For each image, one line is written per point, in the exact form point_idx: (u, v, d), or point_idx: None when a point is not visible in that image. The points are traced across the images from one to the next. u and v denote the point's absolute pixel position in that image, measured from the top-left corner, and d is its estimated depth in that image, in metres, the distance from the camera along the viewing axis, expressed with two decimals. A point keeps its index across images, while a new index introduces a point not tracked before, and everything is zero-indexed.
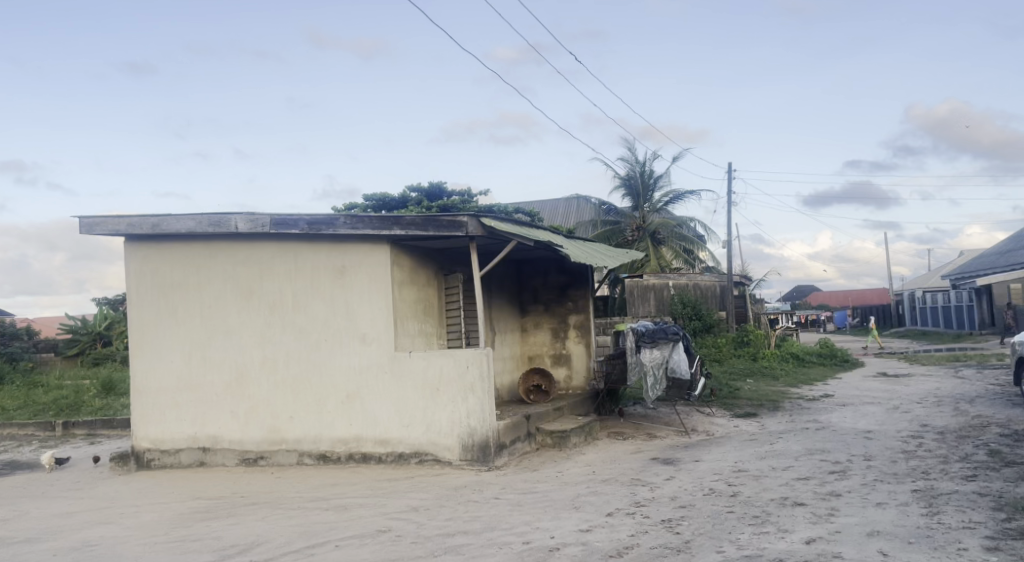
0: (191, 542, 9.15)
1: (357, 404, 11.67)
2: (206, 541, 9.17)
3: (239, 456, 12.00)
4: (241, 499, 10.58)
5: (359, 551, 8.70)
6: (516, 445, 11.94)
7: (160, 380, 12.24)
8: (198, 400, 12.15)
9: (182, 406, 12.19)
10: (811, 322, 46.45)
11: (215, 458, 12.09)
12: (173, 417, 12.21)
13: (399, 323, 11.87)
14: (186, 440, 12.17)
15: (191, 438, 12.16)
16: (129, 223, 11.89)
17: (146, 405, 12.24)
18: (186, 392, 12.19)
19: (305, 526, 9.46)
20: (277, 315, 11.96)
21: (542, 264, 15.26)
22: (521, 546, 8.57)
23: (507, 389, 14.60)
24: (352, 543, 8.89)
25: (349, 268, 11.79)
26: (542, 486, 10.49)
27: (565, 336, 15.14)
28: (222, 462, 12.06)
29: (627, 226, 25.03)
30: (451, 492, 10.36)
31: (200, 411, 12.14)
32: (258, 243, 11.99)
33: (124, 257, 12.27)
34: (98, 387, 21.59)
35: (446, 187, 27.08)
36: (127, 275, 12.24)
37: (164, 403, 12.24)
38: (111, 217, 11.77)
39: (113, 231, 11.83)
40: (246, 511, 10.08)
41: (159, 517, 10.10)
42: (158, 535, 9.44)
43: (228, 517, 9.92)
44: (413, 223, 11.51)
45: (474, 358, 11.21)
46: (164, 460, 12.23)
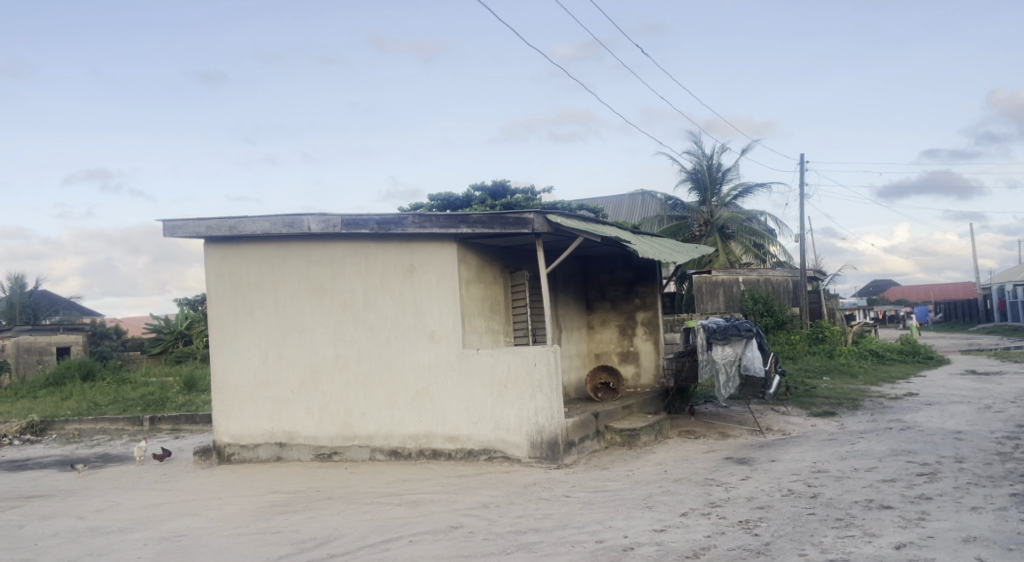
0: (271, 535, 9.21)
1: (427, 401, 11.66)
2: (286, 534, 9.22)
3: (314, 451, 12.06)
4: (316, 494, 10.62)
5: (434, 546, 8.66)
6: (585, 443, 11.79)
7: (239, 377, 12.38)
8: (275, 397, 12.24)
9: (259, 402, 12.30)
10: (890, 318, 45.68)
11: (292, 453, 12.16)
12: (251, 412, 12.33)
13: (467, 321, 11.82)
14: (264, 435, 12.27)
15: (268, 433, 12.26)
16: (208, 225, 12.06)
17: (227, 402, 12.40)
18: (263, 389, 12.29)
19: (379, 521, 9.46)
20: (348, 314, 11.98)
21: (608, 261, 15.11)
22: (594, 546, 8.43)
23: (574, 387, 14.51)
24: (425, 539, 8.86)
25: (418, 267, 11.76)
26: (612, 485, 10.32)
27: (632, 334, 14.94)
28: (299, 457, 12.13)
29: (693, 221, 24.70)
30: (522, 490, 10.26)
31: (276, 407, 12.23)
32: (330, 244, 12.03)
33: (204, 258, 12.43)
34: (180, 383, 22.03)
35: (510, 185, 27.06)
36: (207, 275, 12.40)
37: (243, 399, 12.36)
38: (192, 220, 11.96)
39: (194, 234, 12.02)
40: (322, 505, 10.11)
41: (240, 510, 10.20)
42: (239, 527, 9.53)
43: (306, 511, 9.96)
44: (480, 221, 11.41)
45: (541, 355, 11.06)
46: (243, 454, 12.35)
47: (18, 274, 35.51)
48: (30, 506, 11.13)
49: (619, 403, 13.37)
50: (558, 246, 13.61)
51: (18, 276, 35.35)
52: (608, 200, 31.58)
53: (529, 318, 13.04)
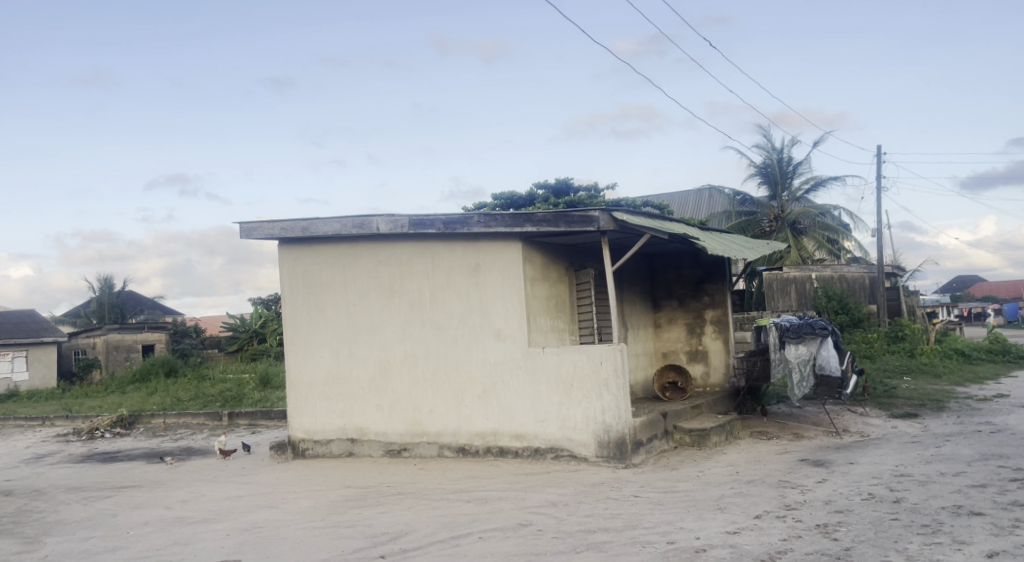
0: (344, 529, 9.25)
1: (493, 399, 11.53)
2: (359, 528, 9.26)
3: (385, 448, 12.04)
4: (387, 489, 10.59)
5: (503, 543, 8.59)
6: (654, 443, 11.55)
7: (312, 374, 12.43)
8: (346, 394, 12.25)
9: (331, 398, 12.33)
10: (975, 315, 44.32)
11: (363, 449, 12.16)
12: (324, 408, 12.36)
13: (533, 319, 11.65)
14: (336, 431, 12.30)
15: (340, 429, 12.28)
16: (282, 227, 12.20)
17: (300, 398, 12.46)
18: (335, 386, 12.31)
19: (449, 517, 9.40)
20: (417, 313, 11.95)
21: (675, 257, 14.82)
22: (665, 546, 8.23)
23: (641, 386, 14.29)
24: (495, 536, 8.79)
25: (484, 266, 11.64)
26: (682, 485, 10.09)
27: (701, 332, 14.63)
28: (370, 453, 12.12)
29: (764, 216, 24.21)
30: (590, 489, 10.07)
31: (348, 403, 12.24)
32: (398, 244, 12.01)
33: (278, 258, 12.53)
34: (256, 381, 22.35)
35: (574, 183, 26.89)
36: (281, 275, 12.49)
37: (316, 396, 12.40)
38: (266, 222, 12.12)
39: (268, 235, 12.17)
40: (393, 501, 10.09)
41: (314, 503, 10.25)
42: (313, 520, 9.60)
43: (377, 506, 9.96)
44: (545, 219, 11.24)
45: (607, 354, 10.84)
46: (317, 450, 12.38)
47: (107, 276, 36.60)
48: (120, 496, 11.43)
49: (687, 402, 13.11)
50: (623, 243, 13.39)
51: (106, 277, 36.47)
52: (673, 197, 31.21)
53: (594, 317, 12.81)
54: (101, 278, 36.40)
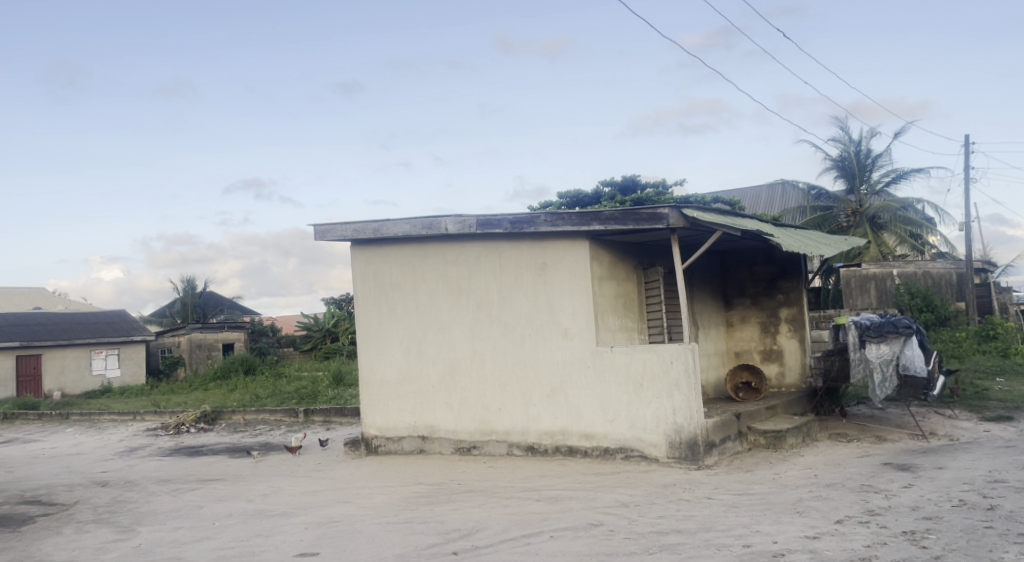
0: (417, 525, 9.13)
1: (562, 398, 11.29)
2: (432, 524, 9.12)
3: (455, 445, 11.89)
4: (458, 486, 10.43)
5: (574, 543, 8.36)
6: (727, 445, 11.19)
7: (383, 373, 12.37)
8: (418, 392, 12.16)
9: (402, 397, 12.25)
10: None
11: (434, 446, 12.04)
12: (395, 406, 12.29)
13: (601, 318, 11.37)
14: (407, 428, 12.21)
15: (411, 426, 12.19)
16: (355, 229, 12.22)
17: (372, 395, 12.41)
18: (406, 384, 12.23)
19: (519, 515, 9.21)
20: (485, 312, 11.78)
21: (748, 254, 14.41)
22: (741, 549, 7.93)
23: (712, 386, 13.95)
24: (566, 535, 8.57)
25: (551, 265, 11.41)
26: (758, 487, 9.73)
27: (776, 331, 14.19)
28: (440, 451, 11.99)
29: (841, 211, 23.55)
30: (661, 490, 9.77)
31: (419, 401, 12.15)
32: (465, 244, 11.87)
33: (350, 259, 12.51)
34: (329, 378, 22.43)
35: (641, 180, 26.49)
36: (354, 275, 12.47)
37: (387, 393, 12.34)
38: (339, 223, 12.14)
39: (341, 237, 12.20)
40: (464, 498, 9.93)
41: (387, 499, 10.14)
42: (387, 516, 9.50)
43: (449, 503, 9.81)
44: (612, 218, 10.96)
45: (678, 353, 10.50)
46: (389, 446, 12.31)
47: (190, 278, 37.22)
48: (206, 488, 11.49)
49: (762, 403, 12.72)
50: (694, 240, 13.04)
51: (191, 278, 37.22)
52: (744, 193, 30.59)
53: (664, 316, 12.47)
54: (185, 280, 37.14)
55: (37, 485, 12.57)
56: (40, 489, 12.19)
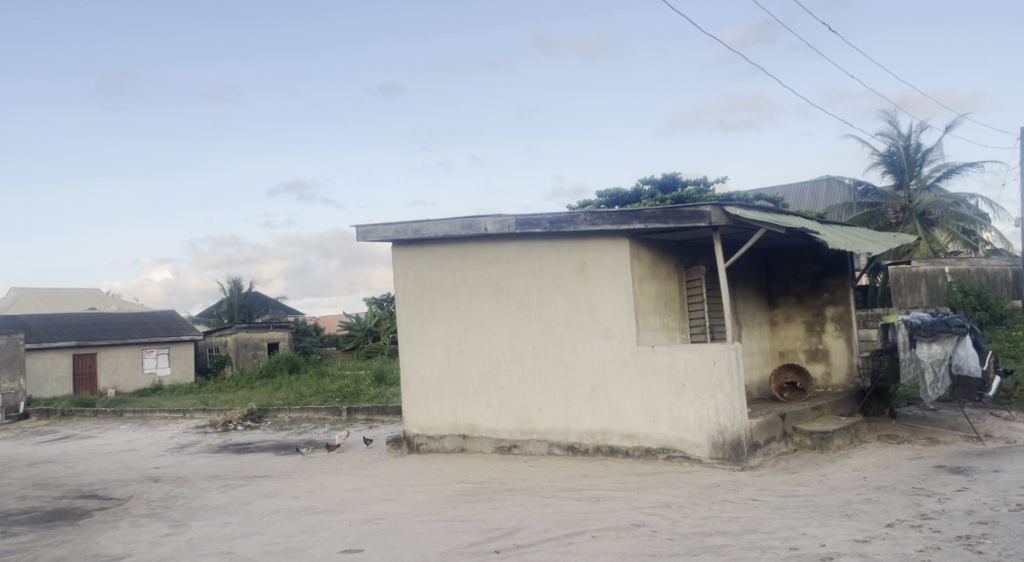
0: (459, 523, 9.02)
1: (602, 398, 11.12)
2: (474, 522, 9.00)
3: (495, 444, 11.78)
4: (499, 485, 10.30)
5: (617, 543, 8.20)
6: (771, 446, 10.95)
7: (424, 372, 12.28)
8: (458, 391, 12.06)
9: (444, 396, 12.16)
10: None
11: (474, 445, 11.93)
12: (436, 405, 12.21)
13: (642, 317, 11.16)
14: (448, 427, 12.12)
15: (452, 424, 12.09)
16: (395, 230, 12.15)
17: (413, 394, 12.34)
18: (447, 383, 12.14)
19: (561, 515, 9.05)
20: (525, 312, 11.64)
21: (792, 252, 14.14)
22: (788, 552, 7.72)
23: (756, 386, 13.69)
24: (609, 535, 8.41)
25: (591, 264, 11.23)
26: (805, 489, 9.48)
27: (821, 330, 13.89)
28: (481, 449, 11.88)
29: (889, 207, 23.10)
30: (705, 491, 9.56)
31: (459, 400, 12.05)
32: (505, 244, 11.74)
33: (391, 259, 12.45)
34: (372, 377, 22.41)
35: (681, 177, 26.24)
36: (395, 275, 12.41)
37: (428, 392, 12.26)
38: (380, 224, 12.09)
39: (382, 238, 12.14)
40: (506, 497, 9.80)
41: (429, 497, 10.04)
42: (429, 513, 9.39)
43: (491, 501, 9.68)
44: (653, 216, 10.74)
45: (720, 353, 10.27)
46: (431, 445, 12.23)
47: (236, 278, 37.59)
48: (253, 484, 11.48)
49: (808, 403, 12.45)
50: (737, 238, 12.80)
51: (237, 278, 37.56)
52: (786, 190, 30.15)
53: (706, 315, 12.22)
54: (230, 280, 37.53)
55: (92, 480, 12.66)
56: (95, 484, 12.27)
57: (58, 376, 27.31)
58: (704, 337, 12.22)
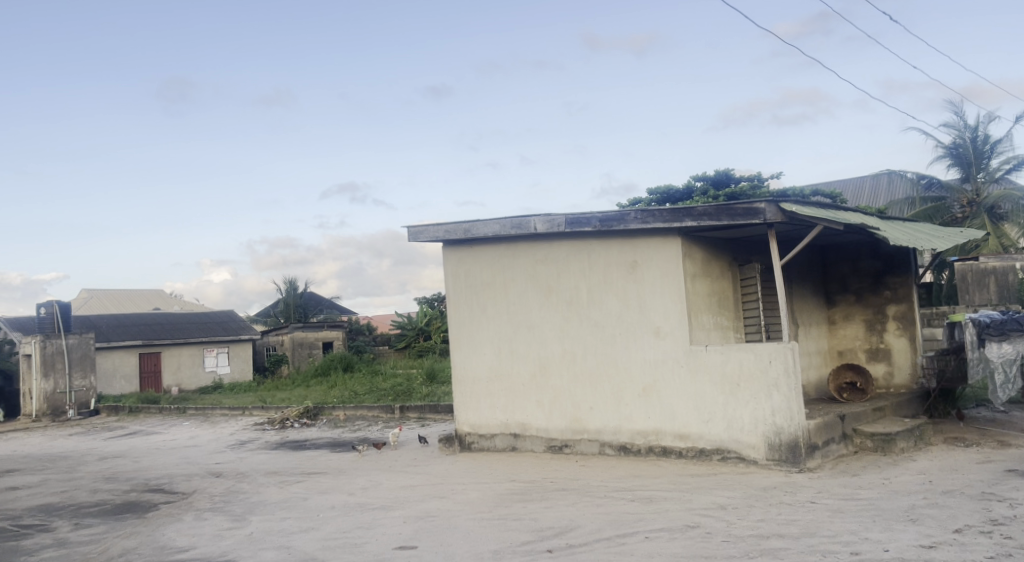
0: (512, 522, 8.81)
1: (655, 398, 10.82)
2: (526, 522, 8.78)
3: (546, 443, 11.54)
4: (550, 484, 10.07)
5: (671, 544, 7.92)
6: (830, 448, 10.58)
7: (475, 371, 12.10)
8: (509, 390, 11.85)
9: (494, 395, 11.97)
10: None
11: (525, 444, 11.71)
12: (487, 403, 12.02)
13: (695, 316, 10.85)
14: (499, 425, 11.92)
15: (503, 423, 11.89)
16: (446, 230, 11.99)
17: (464, 392, 12.17)
18: (498, 382, 11.94)
19: (614, 515, 8.80)
20: (575, 311, 11.40)
21: (851, 248, 13.69)
22: (849, 558, 7.39)
23: (813, 386, 13.28)
24: (662, 536, 8.14)
25: (642, 263, 10.95)
26: (866, 492, 9.11)
27: (882, 329, 13.44)
28: (532, 449, 11.66)
29: (954, 201, 22.50)
30: (761, 493, 9.23)
31: (510, 399, 11.84)
32: (555, 243, 11.51)
33: (441, 259, 12.30)
34: (424, 377, 22.32)
35: (734, 174, 25.80)
36: (445, 274, 12.25)
37: (479, 391, 12.08)
38: (430, 225, 11.93)
39: (433, 238, 11.98)
40: (558, 496, 9.56)
41: (481, 496, 9.84)
42: (481, 512, 9.20)
43: (543, 501, 9.45)
44: (705, 214, 10.40)
45: (777, 352, 9.93)
46: (482, 443, 12.04)
47: (291, 278, 37.84)
48: (310, 481, 11.40)
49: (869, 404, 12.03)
50: (794, 235, 12.41)
51: (292, 278, 37.80)
52: (846, 185, 29.56)
53: (762, 313, 11.85)
54: (286, 280, 37.79)
55: (158, 474, 12.70)
56: (161, 478, 12.30)
57: (126, 373, 27.71)
58: (760, 336, 11.85)
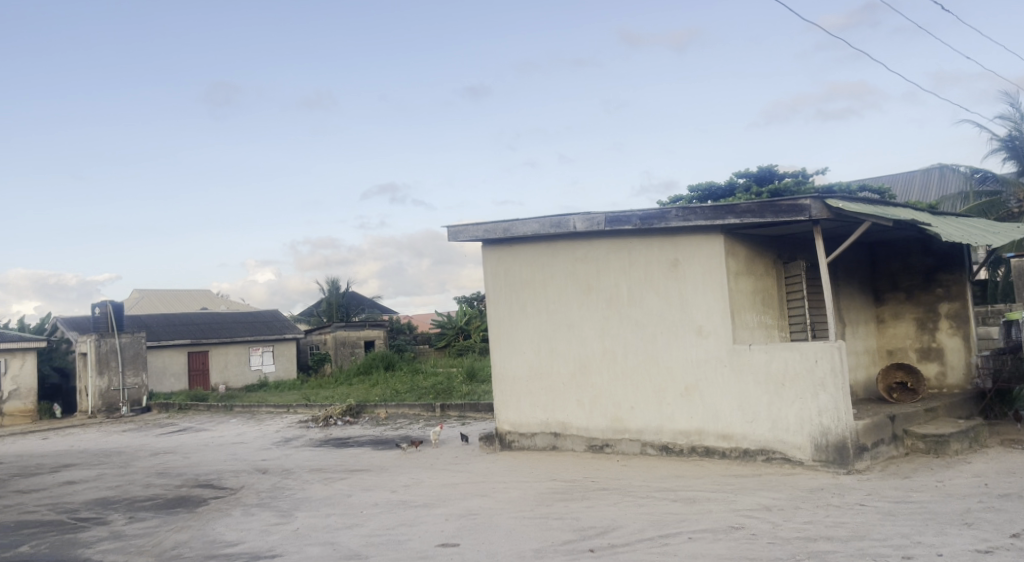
0: (553, 521, 8.60)
1: (697, 397, 10.55)
2: (568, 521, 8.57)
3: (587, 443, 11.32)
4: (591, 484, 9.85)
5: (715, 545, 7.67)
6: (880, 449, 10.24)
7: (515, 370, 11.92)
8: (549, 389, 11.65)
9: (534, 393, 11.77)
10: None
11: (566, 443, 11.50)
12: (527, 402, 11.82)
13: (738, 315, 10.56)
14: (540, 424, 11.72)
15: (543, 422, 11.69)
16: (485, 229, 11.82)
17: (505, 391, 11.99)
18: (538, 381, 11.75)
19: (657, 515, 8.56)
20: (615, 309, 11.16)
21: (901, 246, 13.31)
22: None
23: (862, 386, 12.91)
24: (705, 538, 7.89)
25: (683, 261, 10.68)
26: (918, 495, 8.78)
27: (934, 328, 13.01)
28: (573, 448, 11.44)
29: (1010, 196, 21.74)
30: (808, 494, 8.93)
31: (551, 398, 11.63)
32: (595, 241, 11.28)
33: (481, 258, 12.13)
34: (464, 375, 22.17)
35: (777, 170, 25.35)
36: (485, 274, 12.08)
37: (519, 390, 11.89)
38: (470, 224, 11.78)
39: (473, 238, 11.83)
40: (600, 496, 9.34)
41: (522, 494, 9.65)
42: (523, 510, 9.00)
43: (584, 500, 9.24)
44: (748, 211, 10.10)
45: (823, 351, 9.61)
46: (523, 442, 11.85)
47: (334, 278, 37.92)
48: (353, 478, 11.28)
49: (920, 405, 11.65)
50: (841, 231, 12.09)
51: (334, 278, 37.89)
52: (895, 180, 28.95)
53: (807, 312, 11.51)
54: (328, 280, 37.91)
55: (208, 470, 12.67)
56: (210, 474, 12.27)
57: (176, 371, 27.88)
58: (805, 335, 11.53)
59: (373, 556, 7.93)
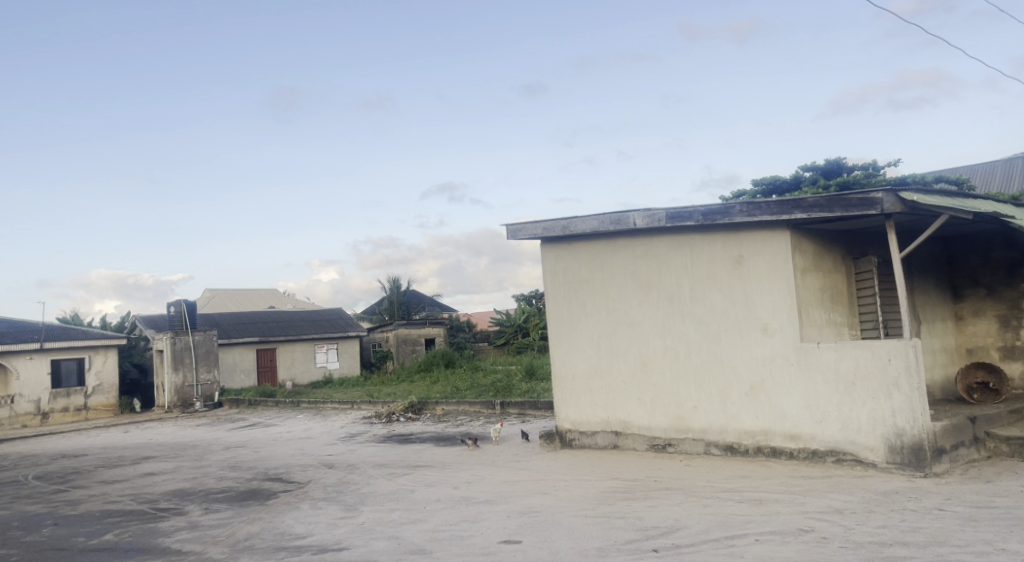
0: (616, 520, 8.21)
1: (763, 397, 10.07)
2: (630, 521, 8.17)
3: (649, 442, 10.89)
4: (653, 483, 9.43)
5: (784, 548, 7.22)
6: (960, 452, 9.64)
7: (575, 368, 11.54)
8: (609, 387, 11.25)
9: (594, 392, 11.38)
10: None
11: (627, 442, 11.08)
12: (587, 400, 11.44)
13: (806, 313, 10.04)
14: (600, 423, 11.32)
15: (604, 421, 11.29)
16: (544, 227, 11.48)
17: (564, 389, 11.63)
18: (598, 379, 11.35)
19: (722, 516, 8.12)
20: (677, 307, 10.72)
21: (982, 240, 12.59)
22: None
23: (939, 387, 12.29)
24: (774, 540, 7.43)
25: (748, 258, 10.20)
26: (1001, 499, 8.19)
27: (1018, 326, 12.22)
28: (634, 447, 11.02)
29: None
30: (882, 497, 8.41)
31: (611, 397, 11.23)
32: (655, 238, 10.85)
33: (540, 256, 11.78)
34: (524, 373, 21.86)
35: (845, 163, 24.55)
36: (544, 272, 11.73)
37: (579, 387, 11.51)
38: (528, 222, 11.45)
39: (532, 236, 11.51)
40: (663, 495, 8.92)
41: (583, 493, 9.27)
42: (585, 509, 8.62)
43: (648, 499, 8.83)
44: (817, 205, 9.58)
45: (897, 350, 9.07)
46: (583, 440, 11.46)
47: (396, 278, 37.89)
48: (416, 473, 11.01)
49: (1004, 406, 11.01)
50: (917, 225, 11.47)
51: (396, 278, 37.85)
52: (973, 171, 27.87)
53: (880, 309, 10.92)
54: (390, 280, 37.82)
55: (278, 464, 12.52)
56: (280, 467, 12.12)
57: (245, 368, 27.98)
58: (877, 333, 10.96)
59: (436, 552, 7.63)
